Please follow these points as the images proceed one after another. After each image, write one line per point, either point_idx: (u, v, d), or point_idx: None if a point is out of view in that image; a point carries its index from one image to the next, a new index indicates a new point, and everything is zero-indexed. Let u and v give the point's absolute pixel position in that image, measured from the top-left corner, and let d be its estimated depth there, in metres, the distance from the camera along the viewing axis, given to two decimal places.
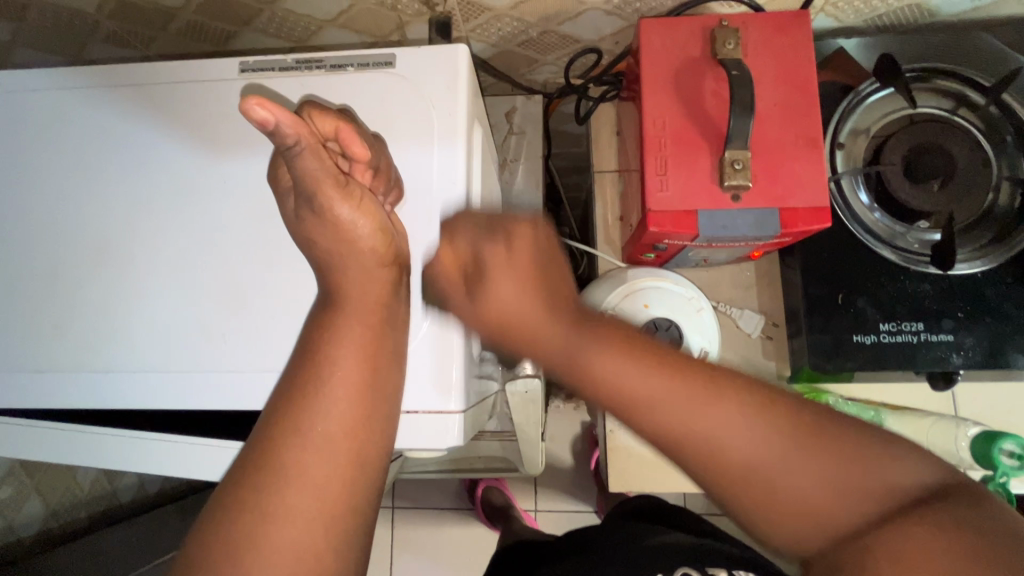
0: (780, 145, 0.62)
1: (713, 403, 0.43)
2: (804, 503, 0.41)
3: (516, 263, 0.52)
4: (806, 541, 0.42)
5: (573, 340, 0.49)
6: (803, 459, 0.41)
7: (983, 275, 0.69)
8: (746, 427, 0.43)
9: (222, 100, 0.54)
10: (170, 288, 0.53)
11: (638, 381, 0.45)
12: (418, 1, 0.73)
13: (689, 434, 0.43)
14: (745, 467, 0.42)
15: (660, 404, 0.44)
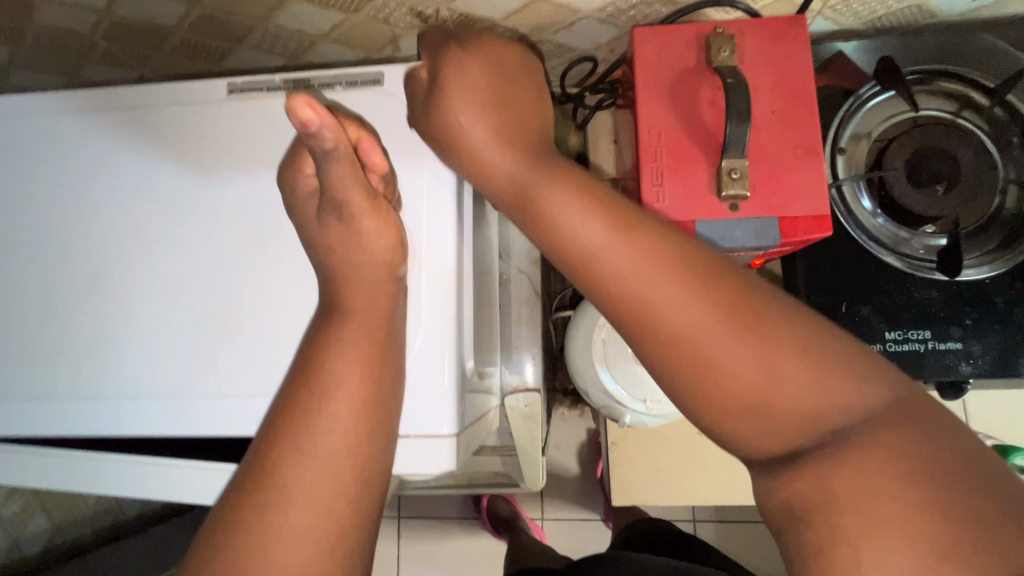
0: (778, 152, 0.61)
1: (660, 268, 0.39)
2: (758, 401, 0.36)
3: (473, 86, 0.49)
4: (766, 445, 0.37)
5: (541, 196, 0.44)
6: (757, 342, 0.36)
7: (991, 281, 0.67)
8: (690, 295, 0.38)
9: (213, 122, 0.54)
10: (162, 312, 0.52)
11: (589, 231, 0.42)
12: (410, 15, 0.73)
13: (624, 282, 0.40)
14: (679, 333, 0.38)
15: (618, 264, 0.40)
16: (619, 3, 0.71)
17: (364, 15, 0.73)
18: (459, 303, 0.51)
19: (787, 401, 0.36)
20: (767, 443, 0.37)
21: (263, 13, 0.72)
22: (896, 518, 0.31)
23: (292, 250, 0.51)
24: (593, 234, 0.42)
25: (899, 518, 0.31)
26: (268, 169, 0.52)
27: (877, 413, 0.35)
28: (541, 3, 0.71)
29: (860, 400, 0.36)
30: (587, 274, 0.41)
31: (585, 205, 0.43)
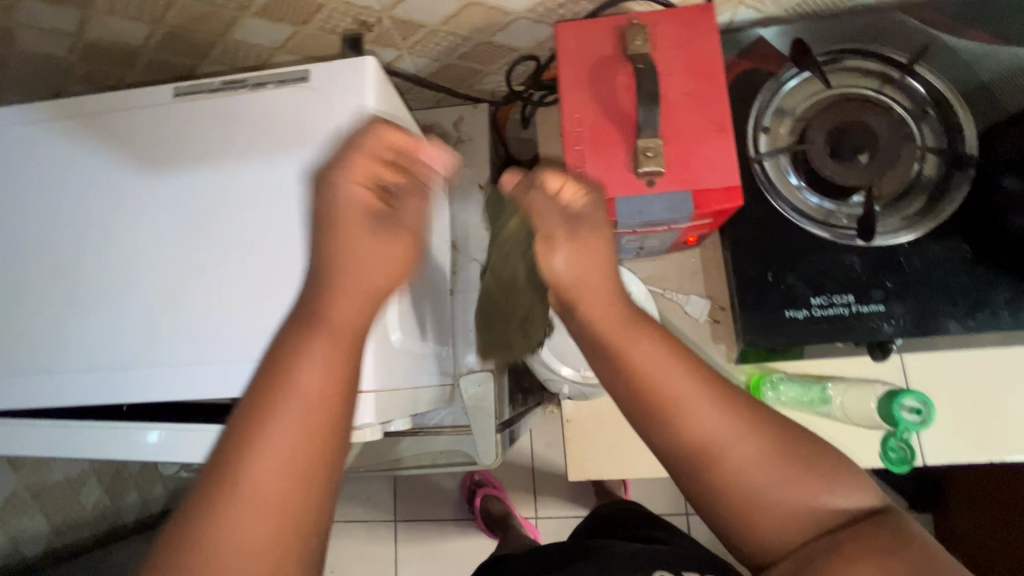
0: (690, 130, 0.65)
1: (728, 408, 0.50)
2: (776, 508, 0.49)
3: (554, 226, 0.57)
4: (774, 532, 0.49)
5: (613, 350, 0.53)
6: (790, 469, 0.49)
7: (909, 245, 0.70)
8: (748, 434, 0.50)
9: (162, 123, 0.59)
10: (118, 295, 0.58)
11: (685, 387, 0.51)
12: (355, 23, 0.79)
13: (697, 428, 0.50)
14: (738, 462, 0.49)
15: (666, 384, 0.51)
16: (546, 3, 0.76)
17: (313, 26, 0.79)
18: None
19: (809, 514, 0.48)
20: (775, 538, 0.49)
21: (221, 29, 0.79)
22: None
23: (230, 233, 0.56)
24: (651, 360, 0.52)
25: None
26: (209, 162, 0.58)
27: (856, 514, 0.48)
28: (474, 7, 0.76)
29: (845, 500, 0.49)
30: (639, 385, 0.52)
31: (648, 336, 0.54)
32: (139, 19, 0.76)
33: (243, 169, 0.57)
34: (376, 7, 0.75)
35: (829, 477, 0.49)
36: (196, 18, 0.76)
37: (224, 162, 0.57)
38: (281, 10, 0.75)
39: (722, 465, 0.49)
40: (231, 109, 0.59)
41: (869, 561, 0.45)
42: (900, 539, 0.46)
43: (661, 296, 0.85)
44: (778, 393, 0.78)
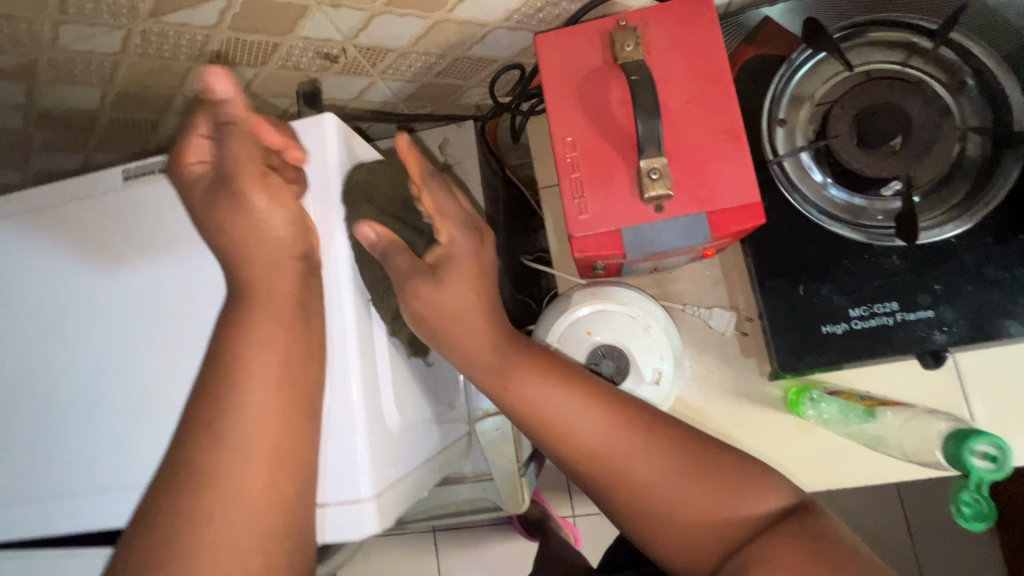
0: (698, 143, 0.58)
1: (633, 437, 0.53)
2: (694, 515, 0.51)
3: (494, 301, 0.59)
4: (693, 539, 0.51)
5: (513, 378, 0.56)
6: (698, 484, 0.51)
7: (958, 240, 0.63)
8: (650, 457, 0.53)
9: (113, 213, 0.55)
10: (80, 405, 0.53)
11: (586, 428, 0.54)
12: (317, 57, 0.72)
13: (597, 446, 0.53)
14: (652, 487, 0.52)
15: (559, 410, 0.55)
16: (524, 9, 0.69)
17: (273, 66, 0.72)
18: (369, 351, 0.53)
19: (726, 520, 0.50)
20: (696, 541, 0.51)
21: (176, 80, 0.72)
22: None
23: (192, 330, 0.51)
24: (538, 387, 0.56)
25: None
26: (167, 252, 0.53)
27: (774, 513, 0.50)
28: (444, 23, 0.69)
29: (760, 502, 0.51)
30: (541, 419, 0.55)
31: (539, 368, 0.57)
32: (86, 82, 0.70)
33: (204, 251, 0.52)
34: (338, 37, 0.68)
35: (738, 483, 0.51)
36: (147, 74, 0.70)
37: (183, 251, 0.52)
38: (235, 54, 0.68)
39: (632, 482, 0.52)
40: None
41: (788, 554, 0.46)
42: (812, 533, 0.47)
43: (681, 312, 0.78)
44: (820, 411, 0.71)
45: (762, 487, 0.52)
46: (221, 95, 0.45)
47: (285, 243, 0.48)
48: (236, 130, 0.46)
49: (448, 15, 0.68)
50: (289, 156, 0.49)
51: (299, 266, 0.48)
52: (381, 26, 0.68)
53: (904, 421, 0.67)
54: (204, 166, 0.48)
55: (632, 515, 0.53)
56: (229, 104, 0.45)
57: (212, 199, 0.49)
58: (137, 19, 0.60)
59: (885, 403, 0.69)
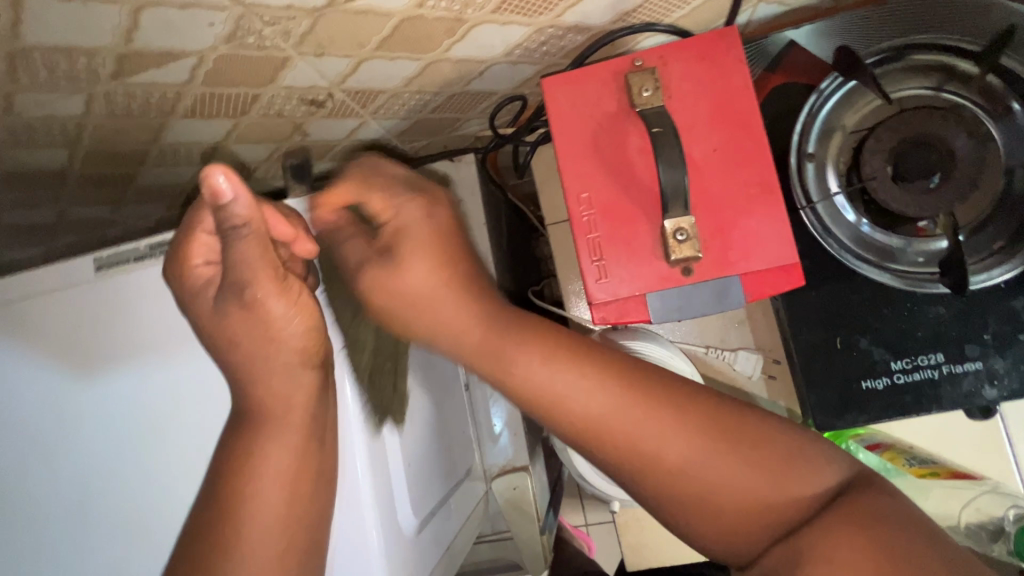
0: (727, 198, 0.53)
1: (644, 413, 0.46)
2: (728, 489, 0.44)
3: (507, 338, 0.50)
4: (729, 514, 0.44)
5: (493, 342, 0.49)
6: (724, 458, 0.44)
7: (1008, 285, 0.58)
8: (667, 431, 0.45)
9: (84, 308, 0.49)
10: (65, 524, 0.48)
11: (587, 401, 0.47)
12: (302, 103, 0.66)
13: (600, 420, 0.46)
14: (673, 467, 0.45)
15: (549, 377, 0.47)
16: (526, 44, 0.62)
17: (254, 114, 0.66)
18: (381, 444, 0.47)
19: (761, 487, 0.43)
20: (729, 514, 0.44)
21: (149, 135, 0.66)
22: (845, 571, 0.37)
23: (185, 440, 0.47)
24: (523, 347, 0.49)
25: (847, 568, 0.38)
26: (148, 354, 0.48)
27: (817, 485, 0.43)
28: (440, 62, 0.63)
29: (797, 468, 0.44)
30: (537, 394, 0.48)
31: (530, 332, 0.50)
32: (51, 143, 0.63)
33: (191, 352, 0.47)
34: (323, 83, 0.62)
35: (768, 451, 0.44)
36: (117, 132, 0.64)
37: (166, 352, 0.47)
38: (210, 107, 0.62)
39: (646, 456, 0.45)
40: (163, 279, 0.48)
41: (844, 536, 0.39)
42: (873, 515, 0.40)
43: (704, 357, 0.73)
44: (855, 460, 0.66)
45: (800, 453, 0.45)
46: (226, 197, 0.36)
47: (282, 358, 0.43)
48: (251, 233, 0.38)
49: (443, 55, 0.61)
50: (298, 250, 0.45)
51: (304, 384, 0.44)
52: (370, 71, 0.61)
53: (962, 504, 0.63)
54: (212, 267, 0.44)
55: (656, 498, 0.46)
56: (237, 206, 0.37)
57: (196, 307, 0.44)
58: (99, 81, 0.54)
59: (936, 473, 0.63)
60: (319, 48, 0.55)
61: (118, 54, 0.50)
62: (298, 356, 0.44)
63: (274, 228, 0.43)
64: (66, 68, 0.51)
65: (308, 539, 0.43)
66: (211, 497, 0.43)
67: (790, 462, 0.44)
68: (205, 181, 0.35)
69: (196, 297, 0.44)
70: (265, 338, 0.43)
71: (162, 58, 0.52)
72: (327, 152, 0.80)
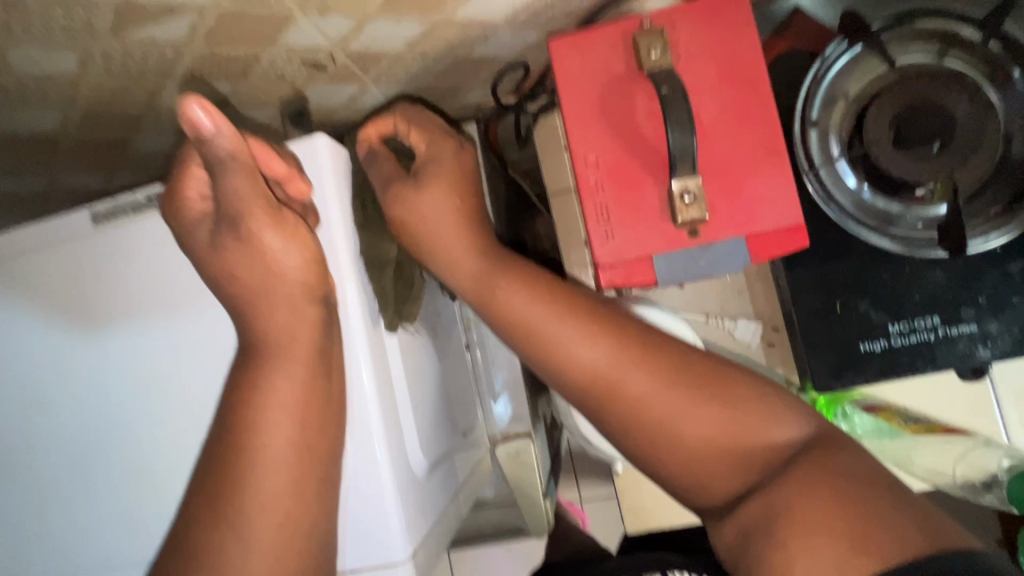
0: (734, 160, 0.53)
1: (628, 356, 0.48)
2: (711, 444, 0.46)
3: (515, 290, 0.52)
4: (710, 468, 0.46)
5: (497, 292, 0.53)
6: (703, 408, 0.46)
7: (1002, 249, 0.60)
8: (652, 375, 0.47)
9: (84, 264, 0.49)
10: (73, 481, 0.49)
11: (576, 344, 0.49)
12: (304, 66, 0.65)
13: (588, 362, 0.49)
14: (657, 415, 0.47)
15: (537, 319, 0.51)
16: (532, 5, 0.61)
17: (254, 77, 0.65)
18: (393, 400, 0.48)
19: (744, 442, 0.45)
20: (709, 467, 0.46)
21: (145, 98, 0.65)
22: (827, 527, 0.38)
23: (189, 395, 0.46)
24: (521, 295, 0.52)
25: (832, 526, 0.38)
26: (149, 310, 0.47)
27: (804, 446, 0.44)
28: (444, 24, 0.62)
29: (784, 431, 0.46)
30: (535, 337, 0.51)
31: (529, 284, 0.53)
32: (45, 104, 0.62)
33: (192, 308, 0.46)
34: (325, 44, 0.61)
35: (755, 411, 0.46)
36: (113, 94, 0.62)
37: (168, 308, 0.47)
38: (208, 67, 0.61)
39: (633, 402, 0.47)
40: (162, 232, 0.47)
41: (820, 489, 0.40)
42: (853, 469, 0.41)
43: (705, 324, 0.74)
44: (852, 424, 0.68)
45: (782, 412, 0.47)
46: (207, 129, 0.39)
47: (284, 296, 0.43)
48: (238, 165, 0.40)
49: (448, 16, 0.60)
50: (292, 190, 0.45)
51: (308, 322, 0.44)
52: (374, 32, 0.60)
53: (953, 457, 0.66)
54: (207, 202, 0.44)
55: (641, 442, 0.48)
56: (217, 137, 0.39)
57: (202, 256, 0.44)
58: (95, 38, 0.53)
59: (931, 429, 0.66)
60: (322, 5, 0.54)
61: (117, 7, 0.49)
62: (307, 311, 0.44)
63: (269, 164, 0.43)
64: (63, 22, 0.50)
65: (320, 476, 0.43)
66: (220, 451, 0.43)
67: (771, 416, 0.46)
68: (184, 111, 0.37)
69: (194, 237, 0.44)
70: (257, 291, 0.44)
71: (162, 12, 0.51)
72: (327, 118, 0.79)
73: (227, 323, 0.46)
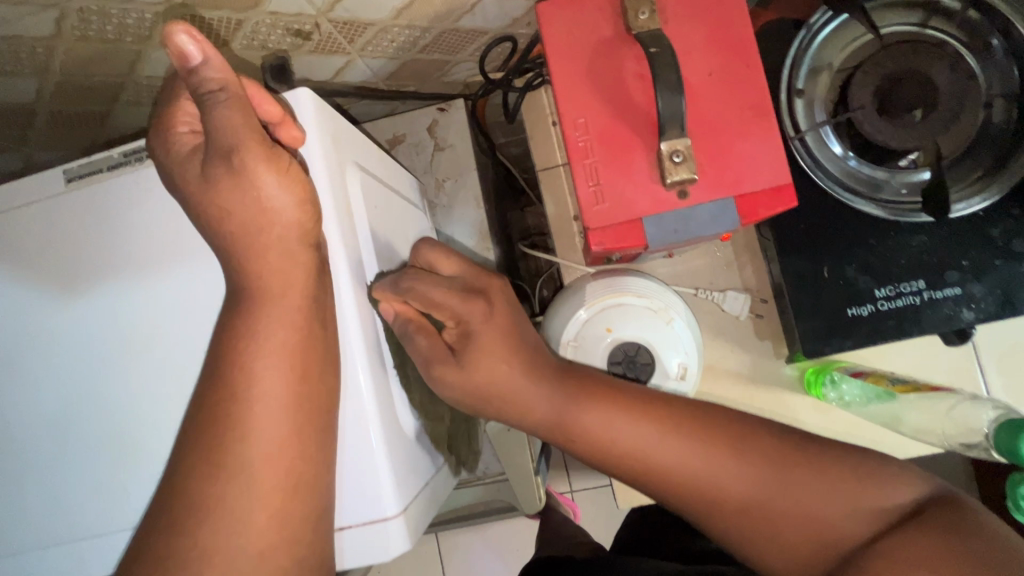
0: (722, 122, 0.53)
1: (719, 454, 0.48)
2: (812, 526, 0.46)
3: (602, 424, 0.50)
4: (818, 560, 0.46)
5: (570, 421, 0.51)
6: (794, 485, 0.47)
7: (985, 213, 0.61)
8: (740, 468, 0.48)
9: (59, 223, 0.48)
10: (46, 447, 0.47)
11: (658, 445, 0.49)
12: (288, 34, 0.64)
13: (673, 469, 0.49)
14: (756, 509, 0.47)
15: (618, 436, 0.50)
16: None
17: (236, 45, 0.64)
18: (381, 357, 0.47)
19: (843, 518, 0.46)
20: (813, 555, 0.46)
21: (124, 67, 0.63)
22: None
23: (167, 355, 0.45)
24: (600, 418, 0.50)
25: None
26: (127, 268, 0.46)
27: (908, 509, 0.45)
28: None
29: (888, 500, 0.46)
30: (625, 466, 0.50)
31: (607, 396, 0.51)
32: (19, 72, 0.60)
33: (171, 265, 0.45)
34: (310, 11, 0.60)
35: (847, 480, 0.47)
36: (91, 61, 0.61)
37: (144, 266, 0.46)
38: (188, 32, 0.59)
39: (723, 497, 0.47)
40: (136, 186, 0.46)
41: (929, 556, 0.41)
42: (957, 527, 0.42)
43: (694, 297, 0.73)
44: (841, 393, 0.69)
45: (868, 468, 0.47)
46: (192, 60, 0.37)
47: (270, 241, 0.41)
48: (228, 97, 0.39)
49: None
50: (284, 135, 0.43)
51: (290, 275, 0.42)
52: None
53: (943, 416, 0.64)
54: (197, 135, 0.42)
55: (746, 536, 0.48)
56: (206, 67, 0.38)
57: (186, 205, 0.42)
58: None
59: (917, 388, 0.66)
60: None
61: None
62: (292, 263, 0.43)
63: (259, 106, 0.42)
64: None
65: (312, 429, 0.41)
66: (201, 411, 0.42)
67: (863, 483, 0.46)
68: (169, 42, 0.36)
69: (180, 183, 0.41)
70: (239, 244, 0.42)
71: None
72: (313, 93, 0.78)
73: (214, 278, 0.45)
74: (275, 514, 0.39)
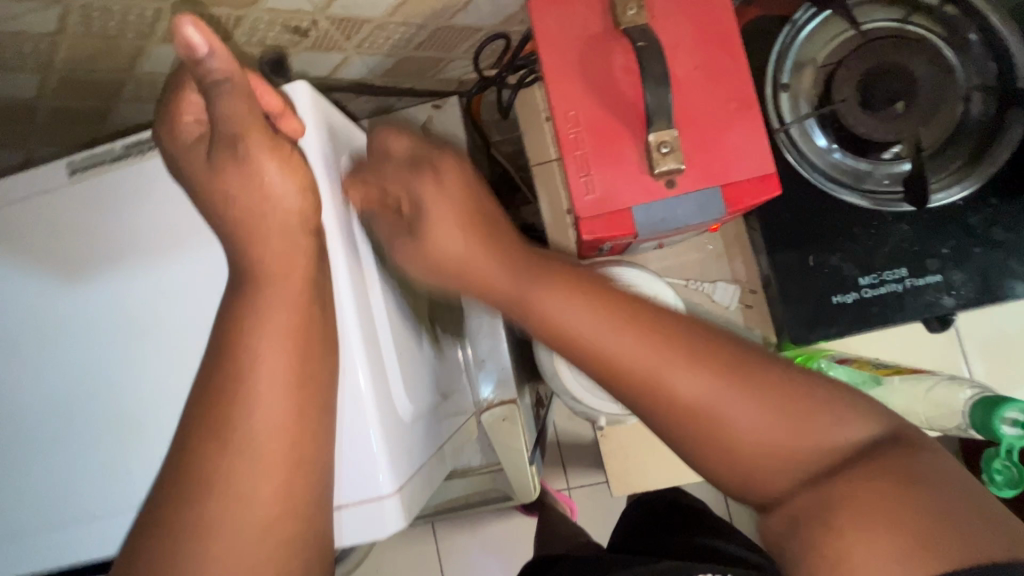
0: (708, 115, 0.55)
1: (683, 363, 0.42)
2: (769, 451, 0.40)
3: (557, 301, 0.46)
4: (764, 484, 0.41)
5: (530, 298, 0.47)
6: (761, 403, 0.41)
7: (965, 202, 0.63)
8: (703, 369, 0.41)
9: (62, 214, 0.49)
10: (52, 431, 0.48)
11: (615, 342, 0.43)
12: (286, 31, 0.65)
13: (621, 359, 0.43)
14: (708, 415, 0.41)
15: (565, 322, 0.45)
16: None
17: (235, 41, 0.65)
18: (376, 342, 0.49)
19: (805, 448, 0.40)
20: (769, 484, 0.41)
21: (125, 63, 0.65)
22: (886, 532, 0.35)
23: (170, 340, 0.47)
24: (555, 303, 0.46)
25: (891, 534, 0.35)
26: (131, 255, 0.47)
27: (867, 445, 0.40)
28: None
29: (852, 434, 0.41)
30: (566, 345, 0.45)
31: (567, 293, 0.46)
32: (22, 67, 0.61)
33: (173, 252, 0.47)
34: (308, 8, 0.62)
35: (819, 412, 0.41)
36: (93, 57, 0.62)
37: (147, 253, 0.47)
38: None
39: (668, 395, 0.42)
40: (138, 177, 0.48)
41: (877, 498, 0.36)
42: (922, 474, 0.37)
43: (684, 288, 0.75)
44: None
45: (845, 405, 0.42)
46: (200, 50, 0.38)
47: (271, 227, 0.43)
48: (233, 87, 0.40)
49: None
50: (285, 127, 0.45)
51: (289, 260, 0.44)
52: None
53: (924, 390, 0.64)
54: (202, 124, 0.44)
55: (688, 446, 0.42)
56: (212, 58, 0.38)
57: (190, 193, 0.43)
58: None
59: (899, 371, 0.67)
60: None
61: None
62: (291, 249, 0.44)
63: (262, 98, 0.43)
64: None
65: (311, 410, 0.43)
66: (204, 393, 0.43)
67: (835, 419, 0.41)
68: (176, 33, 0.36)
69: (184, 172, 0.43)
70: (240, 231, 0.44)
71: None
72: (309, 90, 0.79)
73: (216, 265, 0.46)
74: (277, 491, 0.41)
